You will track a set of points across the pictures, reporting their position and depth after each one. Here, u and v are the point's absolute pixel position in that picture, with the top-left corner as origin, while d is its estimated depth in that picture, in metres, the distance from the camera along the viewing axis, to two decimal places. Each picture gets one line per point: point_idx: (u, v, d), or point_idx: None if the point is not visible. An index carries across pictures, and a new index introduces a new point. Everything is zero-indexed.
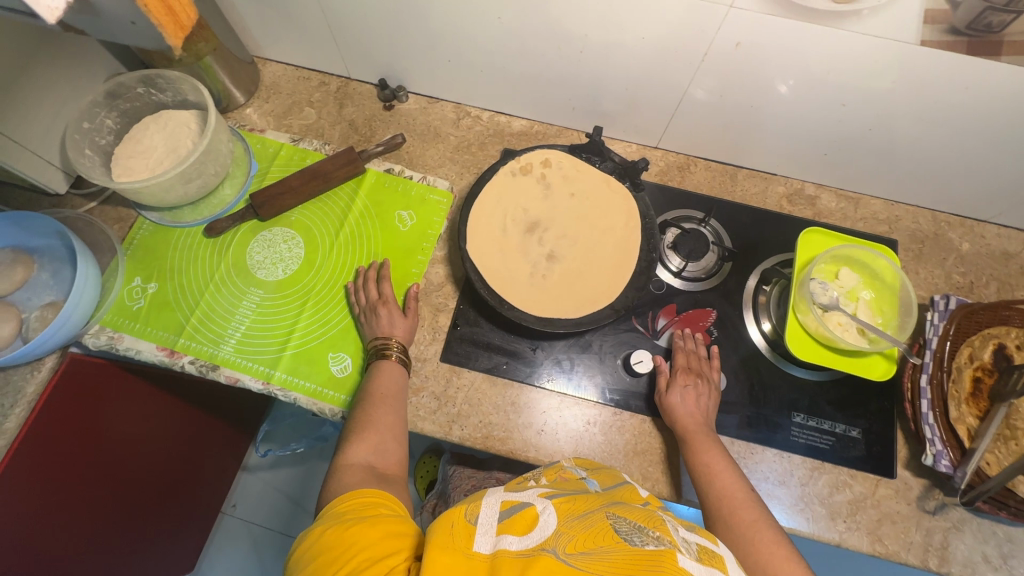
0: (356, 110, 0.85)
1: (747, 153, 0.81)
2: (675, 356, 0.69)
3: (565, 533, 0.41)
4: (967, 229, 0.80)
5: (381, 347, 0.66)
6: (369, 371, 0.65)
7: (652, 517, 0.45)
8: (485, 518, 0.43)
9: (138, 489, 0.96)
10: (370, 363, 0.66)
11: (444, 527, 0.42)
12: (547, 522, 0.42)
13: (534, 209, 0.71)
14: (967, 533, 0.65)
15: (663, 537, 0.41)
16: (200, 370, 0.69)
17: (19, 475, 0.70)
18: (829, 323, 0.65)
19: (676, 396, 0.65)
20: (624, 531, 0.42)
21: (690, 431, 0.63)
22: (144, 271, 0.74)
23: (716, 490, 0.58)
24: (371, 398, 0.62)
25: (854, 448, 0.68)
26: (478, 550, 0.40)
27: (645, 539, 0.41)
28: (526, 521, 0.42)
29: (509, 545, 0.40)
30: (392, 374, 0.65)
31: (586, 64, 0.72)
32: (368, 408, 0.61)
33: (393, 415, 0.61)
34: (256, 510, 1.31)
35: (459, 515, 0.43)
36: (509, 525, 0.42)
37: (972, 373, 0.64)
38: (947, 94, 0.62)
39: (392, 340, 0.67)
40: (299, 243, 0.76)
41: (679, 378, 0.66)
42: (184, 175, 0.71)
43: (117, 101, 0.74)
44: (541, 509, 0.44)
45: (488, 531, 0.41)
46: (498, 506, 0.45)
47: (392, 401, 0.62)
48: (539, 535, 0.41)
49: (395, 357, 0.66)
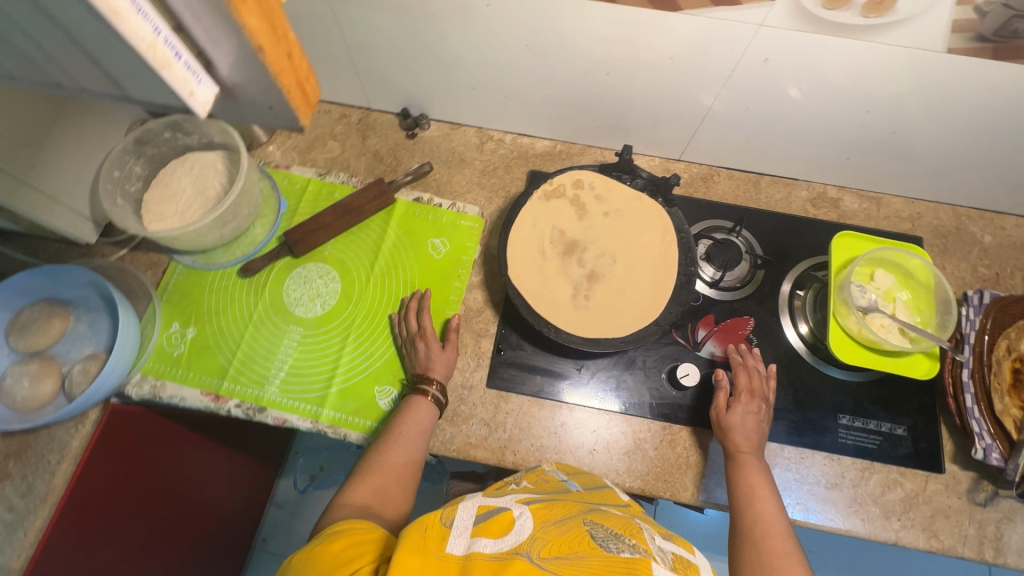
0: (380, 141, 0.85)
1: (770, 161, 0.82)
2: (737, 375, 0.69)
3: (541, 537, 0.43)
4: (987, 222, 0.82)
5: (422, 382, 0.66)
6: (403, 404, 0.66)
7: (630, 525, 0.47)
8: (460, 522, 0.45)
9: (177, 534, 0.94)
10: (407, 397, 0.66)
11: (418, 531, 0.44)
12: (523, 527, 0.44)
13: (570, 229, 0.72)
14: (1019, 523, 0.66)
15: (638, 544, 0.43)
16: (247, 413, 0.69)
17: (68, 535, 0.69)
18: (871, 326, 0.66)
19: (730, 422, 0.65)
20: (600, 537, 0.43)
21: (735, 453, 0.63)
22: (181, 316, 0.74)
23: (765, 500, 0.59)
24: (389, 435, 0.63)
25: (901, 446, 0.69)
26: (451, 552, 0.41)
27: (621, 545, 0.42)
28: (502, 525, 0.44)
29: (483, 548, 0.41)
30: (421, 412, 0.64)
31: (611, 85, 0.73)
32: (386, 447, 0.61)
33: (412, 456, 0.61)
34: (288, 543, 1.29)
35: (434, 520, 0.45)
36: (484, 530, 0.43)
37: (1010, 364, 0.67)
38: (970, 96, 0.63)
39: (433, 379, 0.66)
40: (334, 277, 0.76)
41: (738, 398, 0.66)
42: (220, 220, 0.71)
43: (144, 148, 0.74)
44: (518, 514, 0.46)
45: (463, 534, 0.43)
46: (475, 510, 0.47)
47: (415, 441, 0.62)
48: (514, 539, 0.42)
49: (432, 396, 0.65)
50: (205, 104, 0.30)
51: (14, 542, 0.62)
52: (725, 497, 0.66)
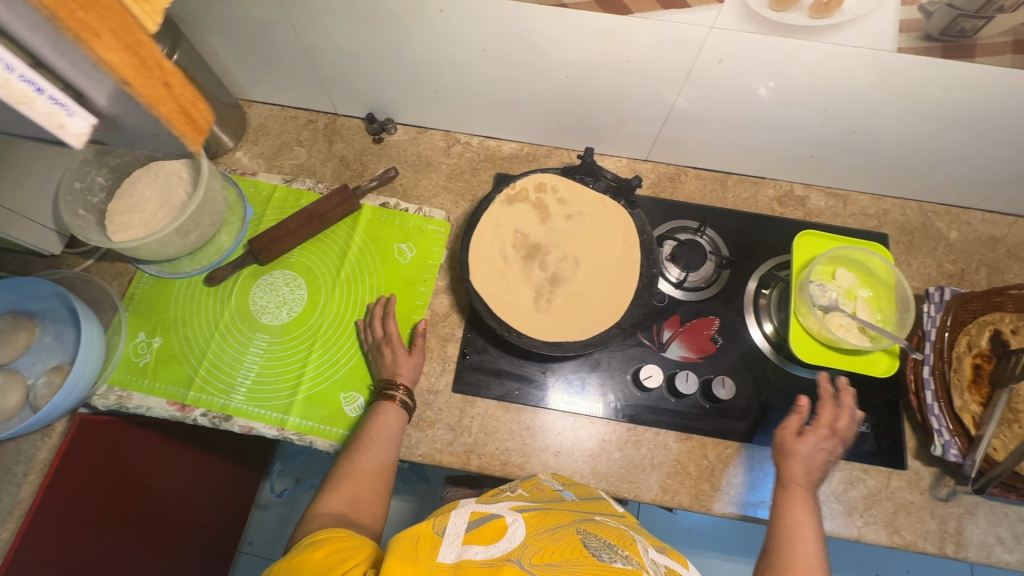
0: (346, 146, 0.85)
1: (735, 160, 0.82)
2: (822, 409, 0.65)
3: (532, 545, 0.43)
4: (953, 218, 0.83)
5: (389, 389, 0.66)
6: (372, 409, 0.66)
7: (624, 536, 0.47)
8: (453, 529, 0.45)
9: (154, 542, 0.94)
10: (375, 403, 0.66)
11: (409, 540, 0.44)
12: (515, 534, 0.45)
13: (532, 233, 0.72)
14: (980, 517, 0.66)
15: (631, 556, 0.43)
16: (213, 422, 0.69)
17: (38, 546, 0.69)
18: (830, 325, 0.66)
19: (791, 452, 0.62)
20: (593, 546, 0.43)
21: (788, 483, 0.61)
22: (147, 326, 0.74)
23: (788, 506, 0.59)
24: (359, 441, 0.62)
25: (864, 443, 0.70)
26: (442, 560, 0.41)
27: (614, 556, 0.42)
28: (493, 532, 0.45)
29: (474, 554, 0.42)
30: (390, 417, 0.64)
31: (571, 87, 0.73)
32: (358, 454, 0.61)
33: (383, 459, 0.61)
34: (274, 545, 1.29)
35: (426, 529, 0.45)
36: (475, 536, 0.44)
37: (971, 360, 0.67)
38: (926, 93, 0.63)
39: (399, 385, 0.66)
40: (300, 284, 0.76)
41: (814, 429, 0.63)
42: (182, 229, 0.71)
43: (106, 157, 0.73)
44: (510, 521, 0.46)
45: (454, 541, 0.44)
46: (468, 516, 0.48)
47: (387, 446, 0.62)
48: (505, 546, 0.43)
49: (399, 401, 0.65)
50: (79, 137, 0.28)
51: None
52: (688, 497, 0.67)
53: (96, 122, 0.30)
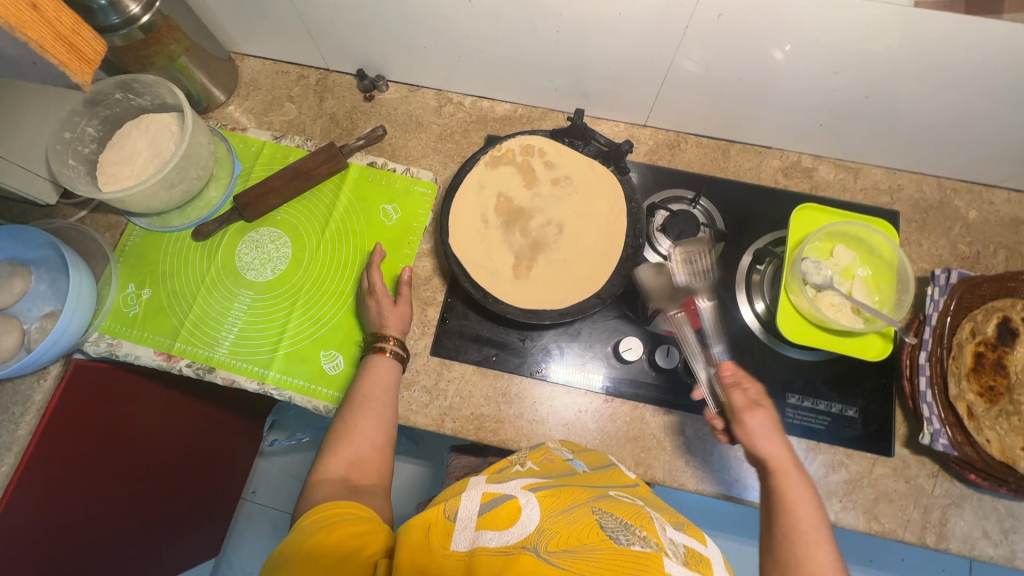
0: (337, 103, 0.83)
1: (741, 126, 0.78)
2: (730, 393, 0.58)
3: (548, 529, 0.43)
4: (975, 196, 0.77)
5: (380, 341, 0.66)
6: (364, 363, 0.65)
7: (641, 514, 0.47)
8: (465, 513, 0.45)
9: (158, 485, 0.99)
10: (367, 355, 0.66)
11: (419, 529, 0.45)
12: (529, 517, 0.44)
13: (517, 197, 0.70)
14: (966, 510, 0.64)
15: (649, 537, 0.43)
16: (198, 373, 0.71)
17: (40, 483, 0.73)
18: (821, 305, 0.64)
19: (771, 421, 0.56)
20: (610, 528, 0.43)
21: (782, 471, 0.53)
22: (138, 277, 0.75)
23: (786, 493, 0.52)
24: (356, 401, 0.62)
25: (850, 428, 0.67)
26: (457, 549, 0.41)
27: (632, 538, 0.43)
28: (509, 513, 0.44)
29: (489, 541, 0.41)
30: (382, 370, 0.64)
31: (563, 44, 0.69)
32: (355, 414, 0.60)
33: (381, 413, 0.61)
34: (275, 495, 1.35)
35: (436, 514, 0.46)
36: (488, 520, 0.44)
37: (974, 348, 0.62)
38: (947, 56, 0.58)
39: (389, 336, 0.66)
40: (286, 242, 0.76)
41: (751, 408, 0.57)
42: (166, 181, 0.71)
43: (97, 108, 0.73)
44: (524, 503, 0.46)
45: (467, 526, 0.43)
46: (480, 497, 0.46)
47: (384, 402, 0.62)
48: (521, 531, 0.42)
49: (391, 352, 0.65)
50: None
51: None
52: (660, 471, 0.66)
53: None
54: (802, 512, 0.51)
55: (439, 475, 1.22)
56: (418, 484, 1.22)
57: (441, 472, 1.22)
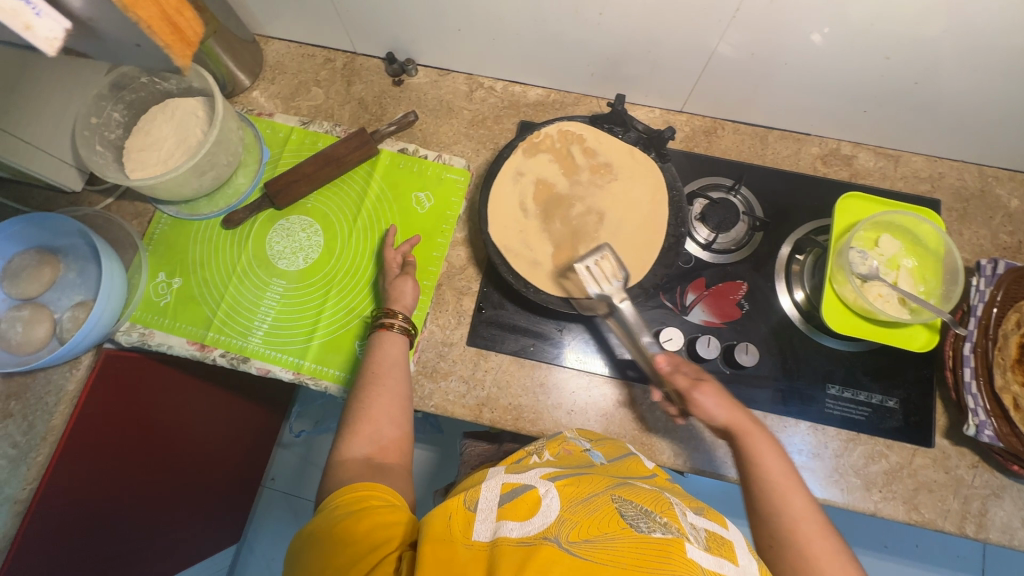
0: (365, 87, 0.82)
1: (778, 113, 0.76)
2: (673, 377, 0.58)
3: (568, 519, 0.41)
4: (1017, 184, 0.76)
5: (386, 318, 0.64)
6: (371, 343, 0.63)
7: (660, 501, 0.46)
8: (485, 504, 0.43)
9: (186, 474, 0.99)
10: (374, 333, 0.64)
11: (442, 517, 0.43)
12: (549, 507, 0.42)
13: (556, 184, 0.69)
14: (1006, 500, 0.64)
15: (669, 523, 0.41)
16: (232, 362, 0.70)
17: (74, 477, 0.72)
18: (868, 295, 0.63)
19: (713, 387, 0.57)
20: (630, 515, 0.42)
21: (743, 430, 0.55)
22: (167, 267, 0.74)
23: (751, 448, 0.54)
24: (365, 381, 0.59)
25: (891, 419, 0.67)
26: (479, 540, 0.40)
27: (652, 525, 0.41)
28: (527, 505, 0.43)
29: (510, 531, 0.40)
30: (392, 344, 0.62)
31: (605, 27, 0.67)
32: (367, 395, 0.57)
33: (393, 390, 0.58)
34: (293, 482, 1.35)
35: (457, 504, 0.44)
36: (508, 510, 0.42)
37: (1019, 339, 0.63)
38: (1000, 39, 0.56)
39: (395, 313, 0.64)
40: (317, 230, 0.75)
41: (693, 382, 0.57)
42: (198, 168, 0.69)
43: (122, 92, 0.71)
44: (543, 493, 0.44)
45: (488, 517, 0.42)
46: (500, 489, 0.45)
47: (396, 379, 0.59)
48: (541, 522, 0.41)
49: (398, 327, 0.64)
50: (49, 41, 0.29)
51: (19, 475, 0.66)
52: (700, 461, 0.66)
53: (72, 27, 0.33)
54: (767, 460, 0.53)
55: (453, 461, 1.22)
56: (436, 471, 1.23)
57: (457, 461, 1.22)
